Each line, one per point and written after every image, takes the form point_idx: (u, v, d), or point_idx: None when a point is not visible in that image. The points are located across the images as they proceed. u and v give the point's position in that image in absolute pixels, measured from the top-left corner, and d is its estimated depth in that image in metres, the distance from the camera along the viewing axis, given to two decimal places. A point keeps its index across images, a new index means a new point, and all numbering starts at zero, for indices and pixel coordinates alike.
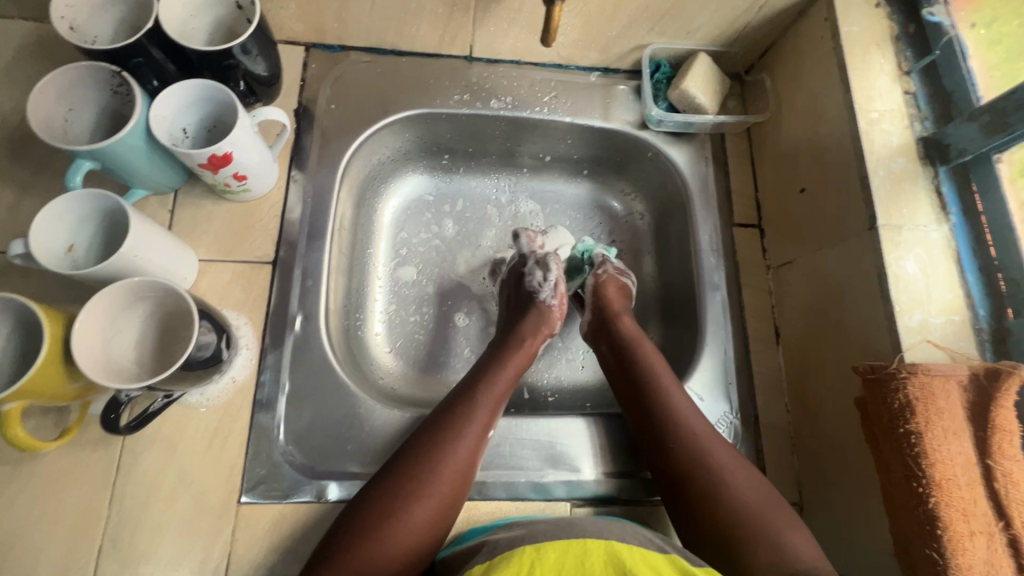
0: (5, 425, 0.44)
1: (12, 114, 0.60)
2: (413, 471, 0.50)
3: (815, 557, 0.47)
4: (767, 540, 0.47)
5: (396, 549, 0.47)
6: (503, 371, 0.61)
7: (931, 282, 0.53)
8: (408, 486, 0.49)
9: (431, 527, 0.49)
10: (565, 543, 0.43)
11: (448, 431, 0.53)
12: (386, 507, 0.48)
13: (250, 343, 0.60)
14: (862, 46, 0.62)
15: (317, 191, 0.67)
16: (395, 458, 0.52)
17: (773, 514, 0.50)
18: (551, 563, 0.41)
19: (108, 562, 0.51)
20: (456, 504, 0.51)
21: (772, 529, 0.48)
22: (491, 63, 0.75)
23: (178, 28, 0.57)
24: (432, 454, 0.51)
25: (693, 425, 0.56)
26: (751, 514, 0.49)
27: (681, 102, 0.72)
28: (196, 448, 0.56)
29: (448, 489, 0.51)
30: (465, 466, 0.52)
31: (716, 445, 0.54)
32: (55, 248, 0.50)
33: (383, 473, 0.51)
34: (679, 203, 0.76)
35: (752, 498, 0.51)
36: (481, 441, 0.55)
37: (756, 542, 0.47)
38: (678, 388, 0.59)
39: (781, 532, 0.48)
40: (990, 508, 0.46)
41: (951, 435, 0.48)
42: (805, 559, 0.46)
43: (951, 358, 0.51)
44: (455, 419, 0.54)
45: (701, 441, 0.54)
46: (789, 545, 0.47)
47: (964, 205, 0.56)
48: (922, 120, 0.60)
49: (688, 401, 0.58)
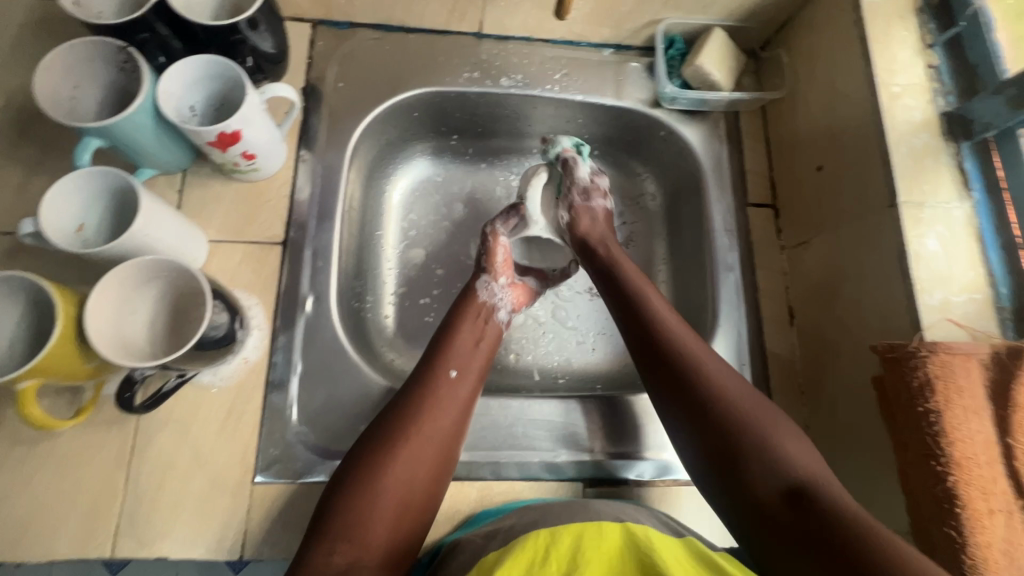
0: (22, 403, 0.44)
1: (18, 93, 0.59)
2: (394, 432, 0.50)
3: (811, 461, 0.46)
4: (765, 457, 0.46)
5: (382, 511, 0.47)
6: (466, 327, 0.60)
7: (953, 260, 0.53)
8: (386, 447, 0.49)
9: (414, 487, 0.49)
10: (580, 526, 0.42)
11: (419, 390, 0.53)
12: (367, 475, 0.48)
13: (262, 324, 0.60)
14: (885, 18, 0.60)
15: (326, 171, 0.66)
16: (373, 422, 0.52)
17: (771, 424, 0.48)
18: (565, 548, 0.41)
19: (125, 541, 0.52)
20: (439, 461, 0.51)
21: (784, 458, 0.46)
22: (501, 40, 0.73)
23: (184, 2, 0.55)
24: (411, 413, 0.52)
25: (707, 374, 0.51)
26: (749, 424, 0.48)
27: (695, 78, 0.70)
28: (210, 428, 0.56)
29: (426, 445, 0.50)
30: (440, 422, 0.52)
31: (726, 384, 0.50)
32: (65, 226, 0.50)
33: (363, 438, 0.51)
34: (692, 182, 0.74)
35: (748, 404, 0.49)
36: (458, 395, 0.54)
37: (756, 461, 0.46)
38: (672, 315, 0.57)
39: (778, 441, 0.47)
40: (1010, 487, 0.46)
41: (971, 413, 0.47)
42: (802, 469, 0.46)
43: (971, 336, 0.51)
44: (427, 377, 0.55)
45: (716, 390, 0.50)
46: (785, 454, 0.46)
47: (987, 180, 0.55)
48: (946, 95, 0.58)
49: (688, 335, 0.55)
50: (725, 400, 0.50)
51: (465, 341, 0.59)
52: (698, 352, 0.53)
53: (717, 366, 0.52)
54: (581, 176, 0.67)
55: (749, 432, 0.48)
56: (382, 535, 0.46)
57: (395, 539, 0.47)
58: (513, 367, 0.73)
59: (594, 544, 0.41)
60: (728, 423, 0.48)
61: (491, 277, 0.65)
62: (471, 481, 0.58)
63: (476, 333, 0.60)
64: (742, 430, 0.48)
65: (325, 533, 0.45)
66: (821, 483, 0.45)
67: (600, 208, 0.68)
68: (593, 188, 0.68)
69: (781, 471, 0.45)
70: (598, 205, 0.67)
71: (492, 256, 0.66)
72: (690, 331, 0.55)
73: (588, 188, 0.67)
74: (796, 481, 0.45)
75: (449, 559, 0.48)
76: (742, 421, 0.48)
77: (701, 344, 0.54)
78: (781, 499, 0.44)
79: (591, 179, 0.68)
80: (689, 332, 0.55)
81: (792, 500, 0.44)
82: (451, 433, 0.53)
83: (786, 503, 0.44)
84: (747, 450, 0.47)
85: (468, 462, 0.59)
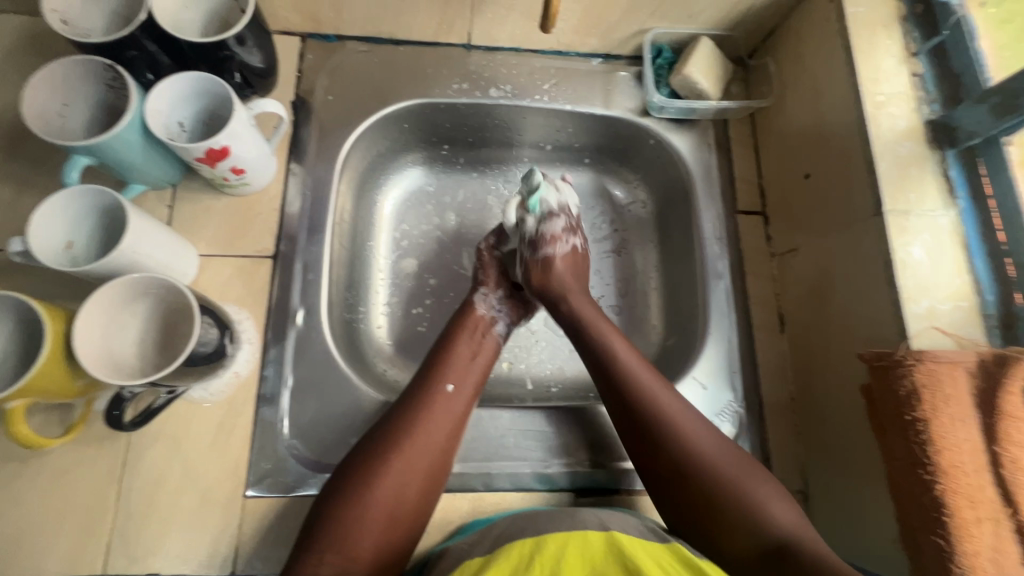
0: (10, 421, 0.44)
1: (9, 110, 0.60)
2: (387, 443, 0.50)
3: (790, 520, 0.48)
4: (744, 516, 0.48)
5: (371, 523, 0.47)
6: (462, 338, 0.61)
7: (939, 268, 0.53)
8: (378, 459, 0.49)
9: (404, 500, 0.49)
10: (564, 535, 0.44)
11: (416, 402, 0.54)
12: (357, 486, 0.48)
13: (252, 338, 0.60)
14: (869, 27, 0.60)
15: (316, 183, 0.66)
16: (368, 434, 0.52)
17: (747, 478, 0.50)
18: (549, 555, 0.43)
19: (117, 557, 0.52)
20: (431, 475, 0.51)
21: (763, 521, 0.47)
22: (490, 51, 0.74)
23: (173, 19, 0.56)
24: (405, 424, 0.52)
25: (683, 434, 0.52)
26: (721, 482, 0.50)
27: (683, 87, 0.71)
28: (201, 443, 0.56)
29: (419, 458, 0.51)
30: (435, 435, 0.52)
31: (710, 459, 0.51)
32: (53, 244, 0.50)
33: (356, 451, 0.51)
34: (682, 190, 0.75)
35: (730, 469, 0.50)
36: (453, 409, 0.54)
37: (734, 525, 0.48)
38: (641, 365, 0.57)
39: (753, 497, 0.49)
40: (998, 495, 0.46)
41: (958, 421, 0.47)
42: (779, 525, 0.47)
43: (958, 344, 0.51)
44: (425, 389, 0.55)
45: (689, 450, 0.51)
46: (762, 511, 0.48)
47: (971, 188, 0.55)
48: (930, 103, 0.58)
49: (656, 390, 0.55)
50: (703, 461, 0.51)
51: (462, 353, 0.59)
52: (669, 410, 0.53)
53: (703, 437, 0.52)
54: (528, 228, 0.67)
55: (724, 487, 0.49)
56: (370, 547, 0.46)
57: (382, 552, 0.47)
58: (506, 376, 0.73)
59: (577, 554, 0.43)
60: (704, 475, 0.50)
61: (486, 291, 0.66)
62: (462, 493, 0.58)
63: (472, 347, 0.60)
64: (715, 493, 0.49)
65: (313, 543, 0.45)
66: (794, 542, 0.46)
67: (561, 256, 0.66)
68: (541, 240, 0.66)
69: (759, 533, 0.47)
70: (551, 255, 0.65)
71: (486, 272, 0.68)
72: (668, 388, 0.55)
73: (535, 242, 0.66)
74: (773, 541, 0.46)
75: (432, 568, 0.49)
76: (718, 480, 0.50)
77: (676, 401, 0.54)
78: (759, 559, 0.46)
79: (536, 224, 0.66)
80: (659, 385, 0.55)
81: (768, 563, 0.46)
82: (446, 446, 0.53)
83: (763, 561, 0.46)
84: (722, 515, 0.49)
85: (460, 473, 0.59)
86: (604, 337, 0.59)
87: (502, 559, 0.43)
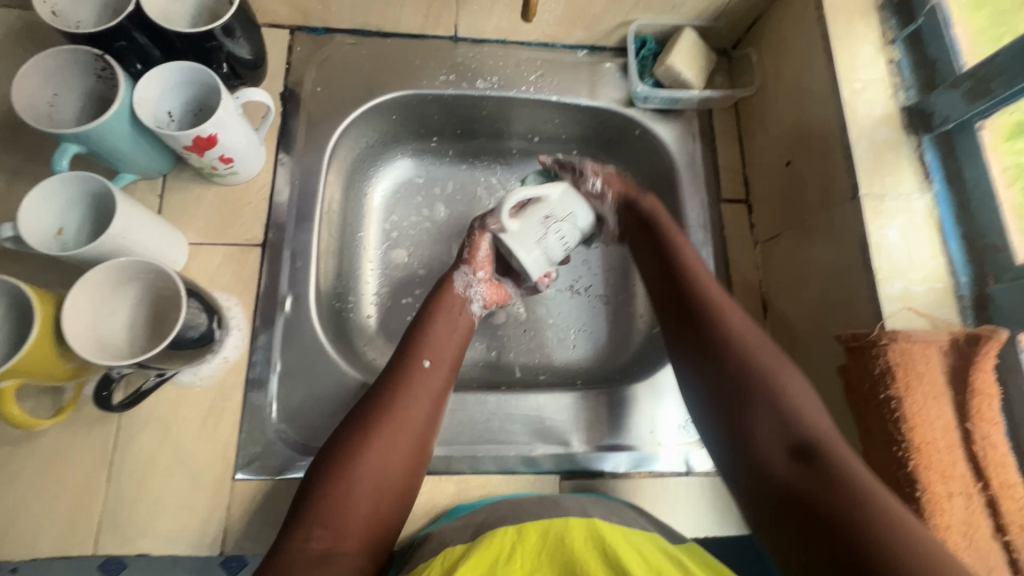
0: (1, 402, 0.45)
1: (1, 102, 0.61)
2: (368, 421, 0.51)
3: (821, 422, 0.47)
4: (780, 414, 0.47)
5: (358, 499, 0.47)
6: (440, 317, 0.62)
7: (914, 250, 0.54)
8: (361, 437, 0.50)
9: (389, 476, 0.50)
10: (545, 523, 0.45)
11: (394, 379, 0.54)
12: (341, 464, 0.48)
13: (241, 324, 0.61)
14: (847, 15, 0.61)
15: (304, 173, 0.67)
16: (348, 415, 0.53)
17: (787, 381, 0.49)
18: (530, 544, 0.43)
19: (107, 538, 0.53)
20: (414, 450, 0.52)
21: (798, 418, 0.47)
22: (476, 43, 0.75)
23: (161, 11, 0.57)
24: (384, 402, 0.53)
25: (740, 339, 0.53)
26: (769, 383, 0.49)
27: (667, 77, 0.72)
28: (190, 426, 0.57)
29: (402, 436, 0.51)
30: (415, 411, 0.53)
31: (751, 354, 0.52)
32: (44, 230, 0.51)
33: (337, 431, 0.52)
34: (667, 180, 0.76)
35: (766, 362, 0.51)
36: (431, 385, 0.56)
37: (764, 414, 0.48)
38: (714, 284, 0.59)
39: (792, 400, 0.48)
40: (969, 470, 0.47)
41: (931, 399, 0.48)
42: (813, 428, 0.46)
43: (931, 324, 0.52)
44: (402, 367, 0.56)
45: (749, 354, 0.52)
46: (795, 411, 0.47)
47: (947, 172, 0.56)
48: (907, 89, 0.59)
49: (728, 304, 0.57)
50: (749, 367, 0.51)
51: (440, 331, 0.60)
52: (737, 321, 0.55)
53: (746, 332, 0.54)
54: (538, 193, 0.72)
55: (770, 390, 0.49)
56: (359, 523, 0.46)
57: (371, 526, 0.47)
58: (495, 363, 0.74)
59: (557, 540, 0.43)
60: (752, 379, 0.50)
61: (469, 269, 0.66)
62: (448, 475, 0.59)
63: (449, 323, 0.61)
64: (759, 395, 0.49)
65: (300, 522, 0.45)
66: (828, 442, 0.45)
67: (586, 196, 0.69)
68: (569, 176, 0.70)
69: (793, 427, 0.46)
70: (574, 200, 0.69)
71: (474, 250, 0.66)
72: (740, 309, 0.57)
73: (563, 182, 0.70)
74: (805, 440, 0.45)
75: (418, 548, 0.50)
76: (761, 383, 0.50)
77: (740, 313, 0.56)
78: (789, 461, 0.45)
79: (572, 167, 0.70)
80: (732, 301, 0.57)
81: (802, 457, 0.44)
82: (425, 424, 0.54)
83: (792, 462, 0.44)
84: (764, 412, 0.48)
85: (447, 457, 0.60)
86: (693, 270, 0.61)
87: (482, 549, 0.42)
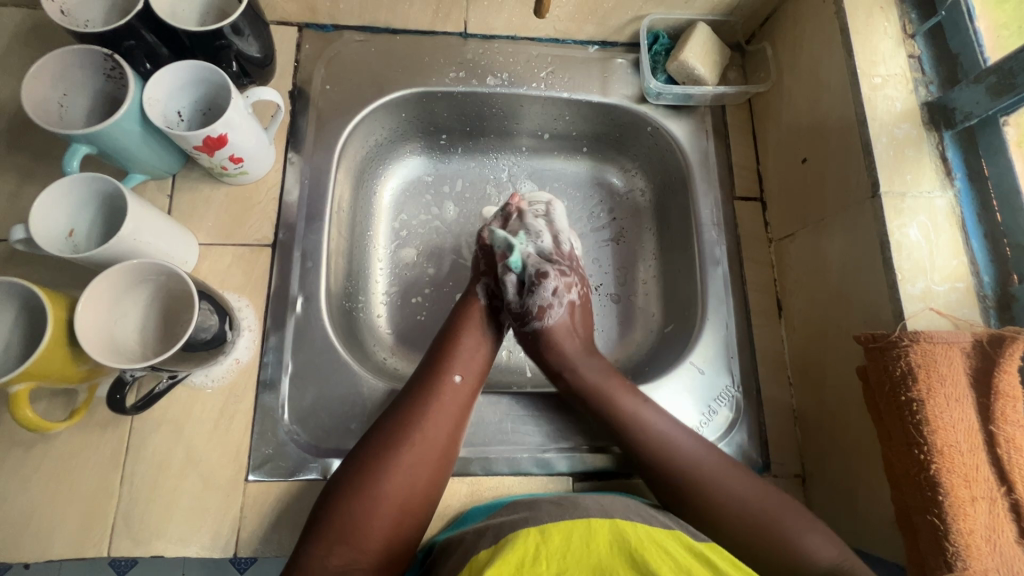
0: (15, 405, 0.45)
1: (11, 102, 0.60)
2: (395, 435, 0.51)
3: (834, 550, 0.49)
4: (784, 549, 0.49)
5: (381, 514, 0.47)
6: (467, 334, 0.61)
7: (935, 249, 0.53)
8: (388, 450, 0.50)
9: (413, 491, 0.49)
10: (568, 526, 0.44)
11: (424, 392, 0.54)
12: (366, 477, 0.48)
13: (252, 325, 0.61)
14: (866, 9, 0.60)
15: (314, 172, 0.67)
16: (376, 424, 0.53)
17: (785, 514, 0.51)
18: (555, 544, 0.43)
19: (122, 540, 0.53)
20: (439, 466, 0.52)
21: (806, 551, 0.49)
22: (486, 39, 0.74)
23: (170, 9, 0.56)
24: (412, 416, 0.52)
25: (703, 477, 0.53)
26: (758, 516, 0.51)
27: (680, 73, 0.71)
28: (203, 428, 0.57)
29: (427, 452, 0.51)
30: (442, 426, 0.53)
31: (738, 499, 0.52)
32: (55, 232, 0.50)
33: (364, 440, 0.52)
34: (679, 178, 0.75)
35: (762, 503, 0.52)
36: (459, 400, 0.55)
37: (770, 555, 0.49)
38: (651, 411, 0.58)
39: (795, 535, 0.50)
40: (993, 474, 0.46)
41: (953, 402, 0.47)
42: (826, 558, 0.48)
43: (954, 324, 0.51)
44: (432, 379, 0.55)
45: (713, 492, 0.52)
46: (806, 545, 0.49)
47: (970, 169, 0.55)
48: (928, 84, 0.58)
49: (670, 433, 0.56)
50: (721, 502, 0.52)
51: (469, 347, 0.59)
52: (690, 454, 0.54)
53: (724, 476, 0.53)
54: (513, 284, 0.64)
55: (760, 522, 0.51)
56: (378, 538, 0.47)
57: (391, 541, 0.47)
58: (506, 364, 0.74)
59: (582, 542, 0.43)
60: (725, 515, 0.51)
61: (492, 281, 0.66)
62: (460, 477, 0.59)
63: (477, 339, 0.60)
64: (750, 525, 0.51)
65: (321, 536, 0.46)
66: (849, 571, 0.47)
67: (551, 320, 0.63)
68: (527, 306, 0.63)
69: (805, 566, 0.48)
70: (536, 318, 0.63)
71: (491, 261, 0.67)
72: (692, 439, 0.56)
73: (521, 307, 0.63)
74: (824, 572, 0.47)
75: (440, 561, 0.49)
76: (753, 521, 0.51)
77: (694, 441, 0.56)
78: None
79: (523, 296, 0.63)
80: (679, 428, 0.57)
81: None
82: (451, 437, 0.53)
83: None
84: (761, 545, 0.50)
85: (460, 458, 0.60)
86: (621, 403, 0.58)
87: (509, 551, 0.42)
